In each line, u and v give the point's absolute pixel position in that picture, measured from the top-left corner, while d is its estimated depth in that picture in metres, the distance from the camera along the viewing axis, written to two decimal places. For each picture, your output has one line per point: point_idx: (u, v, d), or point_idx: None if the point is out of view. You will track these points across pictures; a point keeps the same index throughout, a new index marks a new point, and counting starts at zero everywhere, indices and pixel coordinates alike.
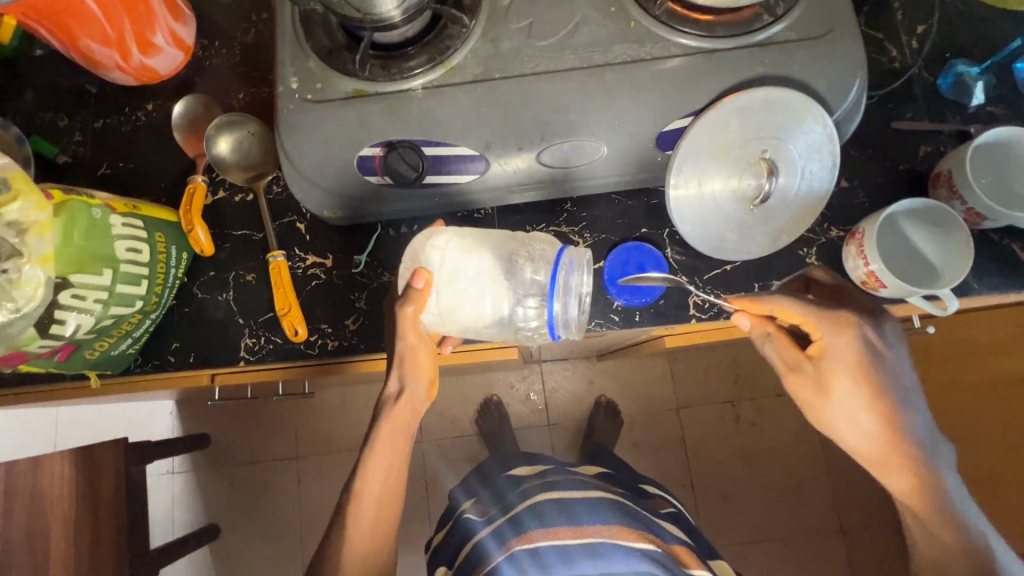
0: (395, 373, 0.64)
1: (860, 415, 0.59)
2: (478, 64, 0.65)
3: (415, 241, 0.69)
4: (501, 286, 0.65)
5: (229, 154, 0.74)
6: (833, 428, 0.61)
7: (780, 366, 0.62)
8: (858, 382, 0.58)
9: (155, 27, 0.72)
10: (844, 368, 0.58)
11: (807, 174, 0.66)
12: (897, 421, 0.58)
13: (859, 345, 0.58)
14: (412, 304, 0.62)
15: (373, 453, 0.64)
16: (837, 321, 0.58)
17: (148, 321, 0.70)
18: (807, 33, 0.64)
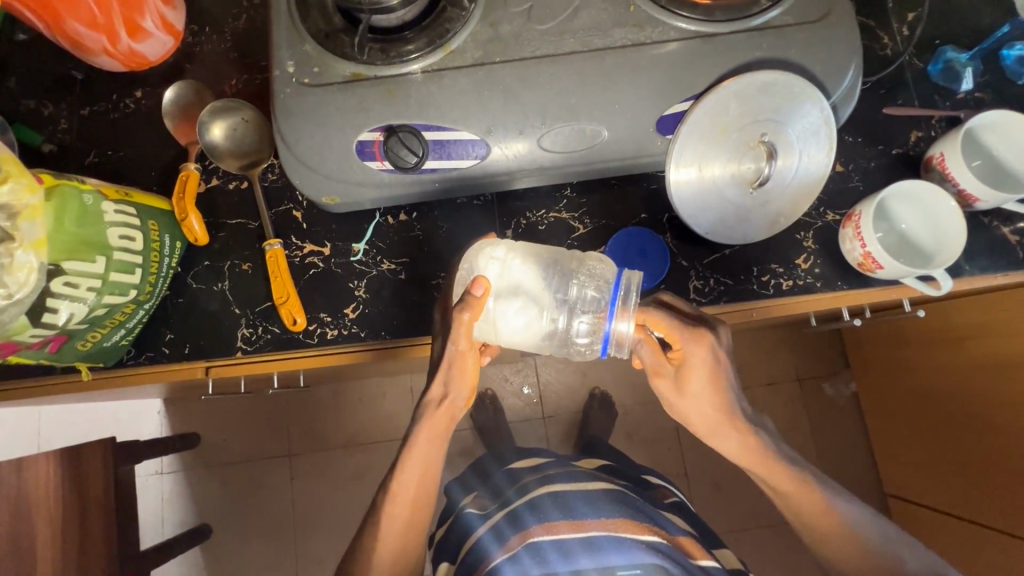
0: (442, 377, 0.64)
1: (703, 405, 0.65)
2: (478, 47, 0.65)
3: (472, 245, 0.70)
4: (555, 303, 0.67)
5: (222, 141, 0.73)
6: (681, 414, 0.67)
7: (646, 365, 0.66)
8: (708, 382, 0.63)
9: (144, 11, 0.70)
10: (696, 371, 0.63)
11: (804, 157, 0.67)
12: (732, 407, 0.64)
13: (710, 353, 0.62)
14: (469, 311, 0.59)
15: (409, 454, 0.65)
16: (696, 333, 0.61)
17: (142, 311, 0.69)
18: (803, 17, 0.65)
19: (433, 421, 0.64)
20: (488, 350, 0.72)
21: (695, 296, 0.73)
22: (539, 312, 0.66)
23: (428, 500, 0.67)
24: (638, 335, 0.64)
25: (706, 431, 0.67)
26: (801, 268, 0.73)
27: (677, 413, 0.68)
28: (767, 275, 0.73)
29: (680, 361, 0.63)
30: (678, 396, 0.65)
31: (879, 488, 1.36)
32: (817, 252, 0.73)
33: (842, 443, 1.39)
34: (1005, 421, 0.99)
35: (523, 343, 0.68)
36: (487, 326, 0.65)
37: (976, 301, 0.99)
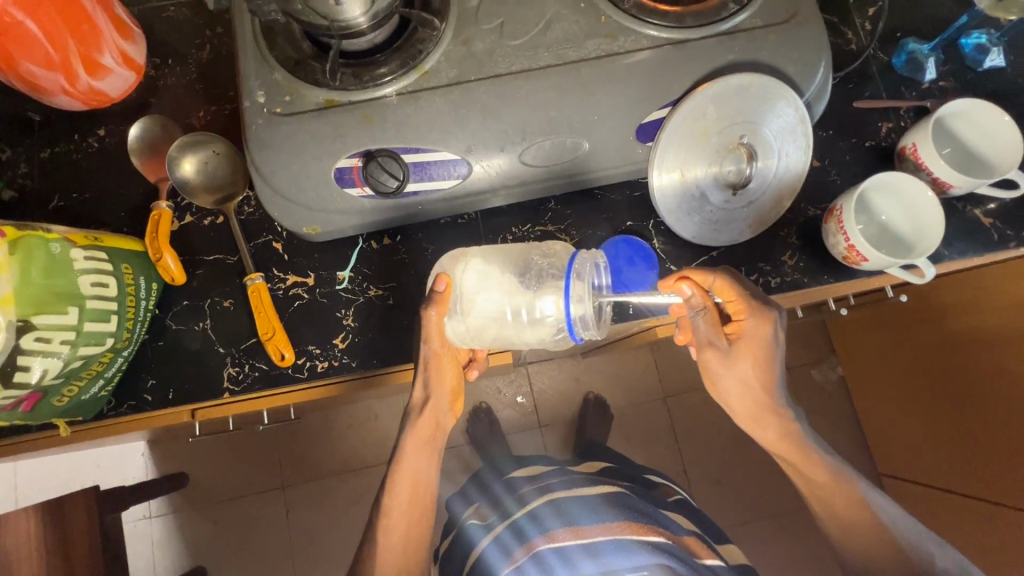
0: (421, 380, 0.66)
1: (747, 384, 0.67)
2: (452, 66, 0.64)
3: (445, 256, 0.71)
4: (519, 294, 0.66)
5: (194, 176, 0.71)
6: (722, 389, 0.69)
7: (699, 335, 0.66)
8: (761, 359, 0.65)
9: (103, 47, 0.69)
10: (755, 347, 0.64)
11: (783, 157, 0.67)
12: (774, 387, 0.66)
13: (771, 332, 0.64)
14: (435, 307, 0.63)
15: (401, 467, 0.65)
16: (760, 309, 0.63)
17: (121, 358, 0.66)
18: (770, 19, 0.65)
19: (417, 436, 0.66)
20: (475, 364, 0.74)
21: None
22: (513, 309, 0.65)
23: (428, 525, 0.66)
24: (703, 300, 0.64)
25: (737, 403, 0.69)
26: (787, 265, 0.73)
27: (707, 379, 0.69)
28: (756, 274, 0.72)
29: (741, 333, 0.64)
30: (726, 371, 0.66)
31: (875, 468, 1.38)
32: (801, 248, 0.73)
33: (835, 428, 1.41)
34: (997, 389, 1.00)
35: (509, 343, 0.68)
36: (459, 325, 0.67)
37: (954, 280, 1.04)
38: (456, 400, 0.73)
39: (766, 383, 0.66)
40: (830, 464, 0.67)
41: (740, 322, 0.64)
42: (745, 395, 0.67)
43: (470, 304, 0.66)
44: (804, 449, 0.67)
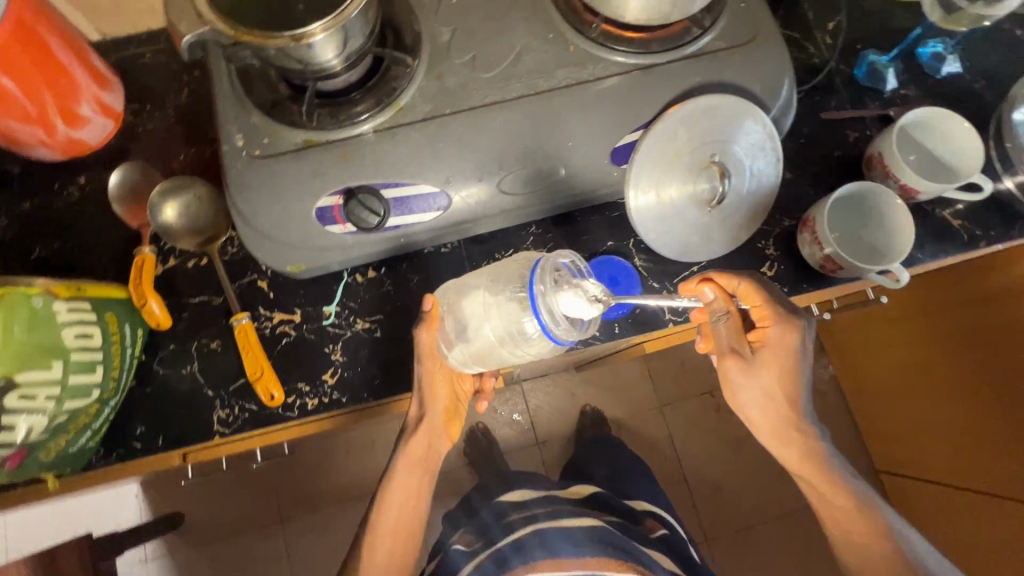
0: (416, 399, 0.68)
1: (766, 397, 0.65)
2: (427, 101, 0.65)
3: (448, 282, 0.72)
4: (494, 315, 0.64)
5: (176, 220, 0.71)
6: (741, 400, 0.67)
7: (721, 342, 0.65)
8: (785, 372, 0.63)
9: (80, 97, 0.70)
10: (778, 355, 0.63)
11: (755, 173, 0.69)
12: (794, 400, 0.64)
13: (796, 340, 0.62)
14: (426, 328, 0.65)
15: (390, 484, 0.69)
16: (787, 316, 0.62)
17: (108, 408, 0.65)
18: (733, 40, 0.67)
19: (409, 458, 0.69)
20: (484, 394, 0.82)
21: (671, 316, 0.73)
22: (488, 330, 0.65)
23: (413, 541, 0.70)
24: (726, 304, 0.65)
25: (757, 414, 0.66)
26: (767, 275, 0.74)
27: (726, 386, 0.67)
28: None
29: (764, 342, 0.63)
30: (746, 381, 0.65)
31: (871, 467, 1.39)
32: (780, 258, 0.74)
33: (830, 429, 1.42)
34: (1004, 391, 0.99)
35: (490, 357, 0.68)
36: (456, 355, 0.71)
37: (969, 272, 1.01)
38: (451, 423, 0.75)
39: (787, 397, 0.64)
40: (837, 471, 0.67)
41: (764, 330, 0.63)
42: (768, 405, 0.65)
43: (464, 327, 0.67)
44: (811, 461, 0.67)
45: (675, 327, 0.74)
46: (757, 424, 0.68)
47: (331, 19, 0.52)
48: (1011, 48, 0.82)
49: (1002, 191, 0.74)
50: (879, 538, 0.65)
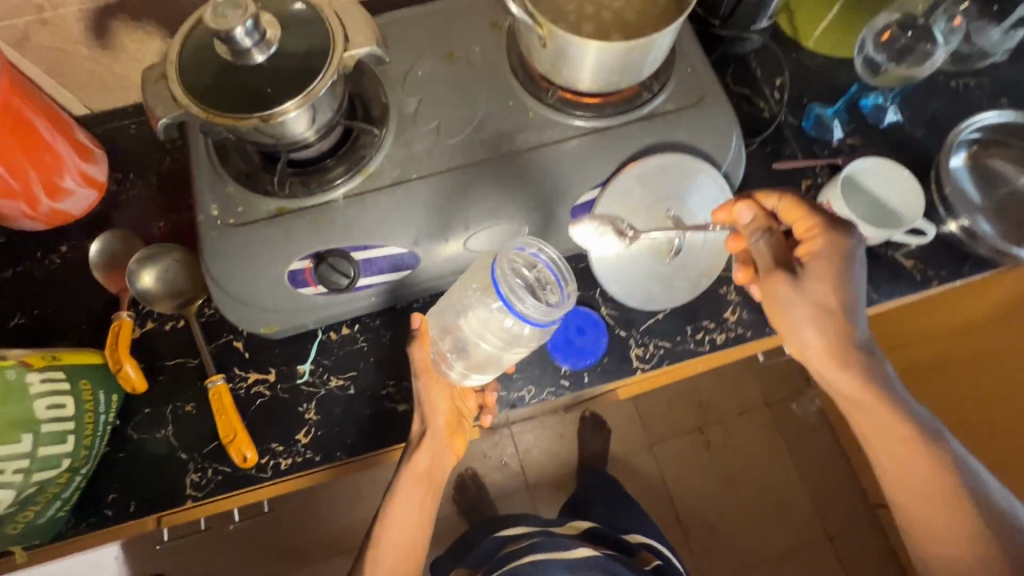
0: (417, 414, 0.70)
1: (819, 322, 0.61)
2: (394, 167, 0.69)
3: (441, 299, 0.71)
4: (478, 333, 0.67)
5: (154, 285, 0.73)
6: (790, 324, 0.63)
7: (763, 260, 0.64)
8: (839, 282, 0.60)
9: (63, 171, 0.73)
10: (830, 264, 0.60)
11: (709, 224, 0.73)
12: (851, 316, 0.61)
13: (844, 246, 0.61)
14: (418, 346, 0.68)
15: (394, 502, 0.70)
16: (833, 224, 0.62)
17: (79, 477, 0.65)
18: (683, 102, 0.71)
19: (413, 473, 0.70)
20: (489, 409, 0.74)
21: (639, 364, 0.74)
22: (477, 343, 0.68)
23: (414, 560, 0.71)
24: (766, 220, 0.65)
25: (812, 334, 0.62)
26: (730, 320, 0.76)
27: (772, 302, 0.63)
28: (701, 331, 0.75)
29: (813, 254, 0.61)
30: (798, 295, 0.61)
31: None
32: (743, 303, 0.77)
33: None
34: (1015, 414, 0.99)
35: (495, 362, 0.69)
36: (459, 369, 0.72)
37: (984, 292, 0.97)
38: (454, 436, 0.75)
39: (842, 309, 0.60)
40: (891, 401, 0.64)
41: (811, 241, 0.62)
42: (823, 319, 0.61)
43: (457, 342, 0.70)
44: (865, 387, 0.63)
45: (644, 374, 0.75)
46: (806, 345, 0.63)
47: (302, 98, 0.56)
48: (948, 98, 0.87)
49: (948, 233, 0.78)
50: (939, 469, 0.64)
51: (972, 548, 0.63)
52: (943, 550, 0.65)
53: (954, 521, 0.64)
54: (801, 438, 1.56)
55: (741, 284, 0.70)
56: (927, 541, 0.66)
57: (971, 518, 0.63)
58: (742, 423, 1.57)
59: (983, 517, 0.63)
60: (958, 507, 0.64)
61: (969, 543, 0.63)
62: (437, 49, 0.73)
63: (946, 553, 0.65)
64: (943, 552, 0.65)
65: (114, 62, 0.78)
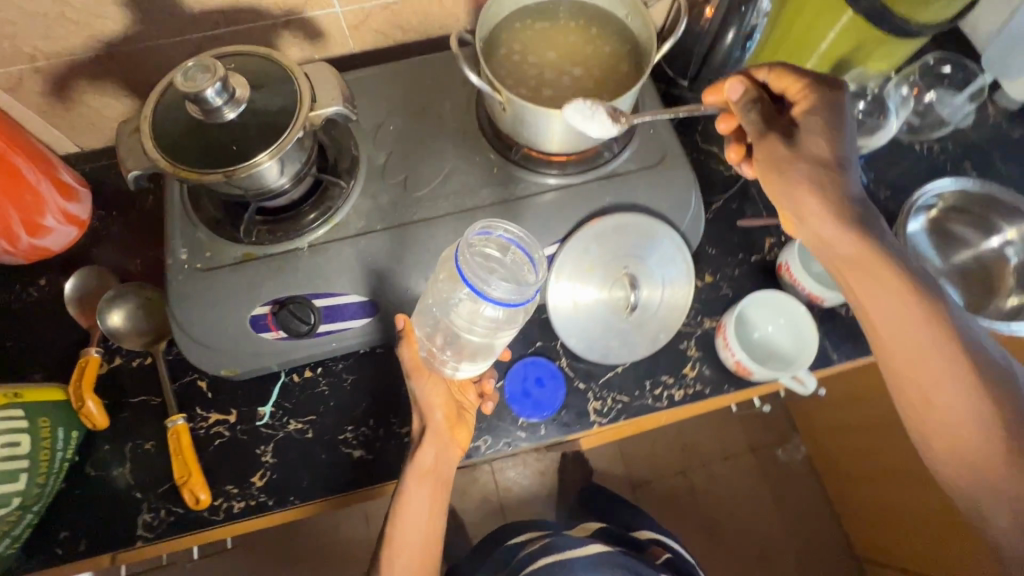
0: (416, 409, 0.70)
1: (820, 194, 0.55)
2: (360, 218, 0.71)
3: (423, 296, 0.69)
4: (465, 327, 0.66)
5: (122, 323, 0.75)
6: (789, 195, 0.57)
7: (754, 130, 0.59)
8: (835, 133, 0.56)
9: (45, 211, 0.75)
10: (825, 125, 0.56)
11: (667, 280, 0.75)
12: (850, 185, 0.56)
13: (834, 104, 0.58)
14: (406, 347, 0.67)
15: (404, 501, 0.68)
16: (824, 85, 0.58)
17: (30, 514, 0.66)
18: (643, 163, 0.74)
19: (418, 471, 0.68)
20: (489, 396, 0.74)
21: (596, 418, 0.74)
22: (466, 337, 0.67)
23: (434, 556, 0.70)
24: (757, 92, 0.61)
25: (821, 222, 0.56)
26: (689, 376, 0.76)
27: (775, 165, 0.57)
28: (660, 387, 0.76)
29: (809, 114, 0.57)
30: (795, 152, 0.56)
31: None
32: (702, 360, 0.77)
33: None
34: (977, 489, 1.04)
35: (492, 349, 0.67)
36: (454, 362, 0.70)
37: None
38: (456, 429, 0.71)
39: (842, 163, 0.56)
40: (908, 277, 0.56)
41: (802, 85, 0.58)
42: (819, 175, 0.55)
43: (444, 334, 0.69)
44: (876, 250, 0.55)
45: (602, 428, 0.75)
46: (810, 221, 0.57)
47: (275, 147, 0.58)
48: (913, 161, 0.89)
49: None
50: (948, 342, 0.53)
51: (1007, 450, 0.51)
52: (969, 463, 0.53)
53: (974, 405, 0.52)
54: (786, 485, 1.53)
55: (732, 165, 0.69)
56: (950, 450, 0.54)
57: (1004, 419, 0.52)
58: (727, 467, 1.55)
59: (1015, 425, 0.52)
60: (986, 402, 0.52)
61: (990, 445, 0.52)
62: (410, 105, 0.77)
63: (972, 456, 0.53)
64: (967, 466, 0.53)
65: (103, 106, 0.81)
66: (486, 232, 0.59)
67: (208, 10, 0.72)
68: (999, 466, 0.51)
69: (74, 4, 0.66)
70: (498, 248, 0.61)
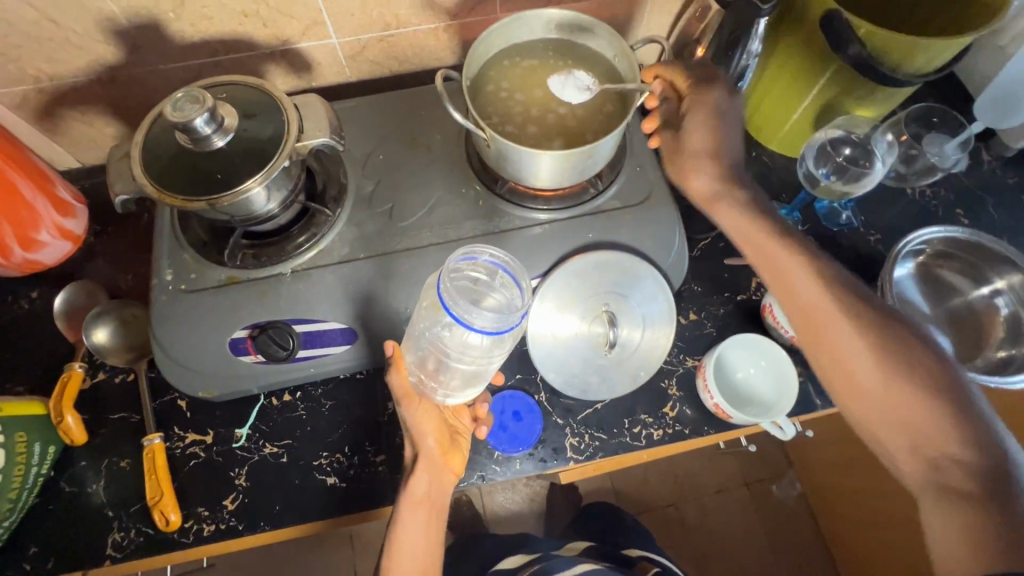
0: (408, 434, 0.68)
1: (710, 178, 0.66)
2: (344, 246, 0.72)
3: (411, 323, 0.68)
4: (456, 353, 0.65)
5: (106, 340, 0.76)
6: (683, 181, 0.68)
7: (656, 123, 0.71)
8: (714, 126, 0.65)
9: (39, 226, 0.77)
10: (703, 115, 0.66)
11: (648, 318, 0.75)
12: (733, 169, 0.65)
13: (716, 97, 0.66)
14: (396, 373, 0.64)
15: (400, 529, 0.64)
16: (709, 81, 0.67)
17: (1, 529, 0.66)
18: (628, 200, 0.74)
19: (412, 498, 0.65)
20: (482, 420, 0.74)
21: (573, 455, 0.74)
22: (458, 363, 0.66)
23: None
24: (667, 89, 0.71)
25: (721, 207, 0.66)
26: (668, 416, 0.76)
27: (684, 167, 0.68)
28: (638, 426, 0.75)
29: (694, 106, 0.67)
30: (682, 148, 0.67)
31: None
32: (683, 400, 0.76)
33: None
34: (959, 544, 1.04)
35: (483, 373, 0.67)
36: (446, 387, 0.69)
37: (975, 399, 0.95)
38: (450, 455, 0.70)
39: (719, 153, 0.66)
40: (788, 244, 0.63)
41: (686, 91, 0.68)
42: (700, 98, 0.66)
43: (435, 359, 0.68)
44: (756, 228, 0.64)
45: (579, 465, 0.75)
46: (715, 207, 0.66)
47: (263, 173, 0.60)
48: (904, 206, 0.88)
49: None
50: (844, 305, 0.59)
51: (899, 390, 0.54)
52: (871, 409, 0.56)
53: (862, 352, 0.56)
54: (780, 524, 1.50)
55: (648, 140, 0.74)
56: (850, 398, 0.58)
57: (892, 364, 0.55)
58: (720, 500, 1.52)
59: (905, 368, 0.55)
60: (877, 348, 0.56)
61: (884, 387, 0.55)
62: (400, 135, 0.78)
63: (870, 402, 0.56)
64: (870, 411, 0.56)
65: (104, 126, 0.84)
66: (471, 258, 0.59)
67: (207, 38, 0.74)
68: (895, 407, 0.54)
69: (77, 29, 0.69)
70: (484, 274, 0.60)
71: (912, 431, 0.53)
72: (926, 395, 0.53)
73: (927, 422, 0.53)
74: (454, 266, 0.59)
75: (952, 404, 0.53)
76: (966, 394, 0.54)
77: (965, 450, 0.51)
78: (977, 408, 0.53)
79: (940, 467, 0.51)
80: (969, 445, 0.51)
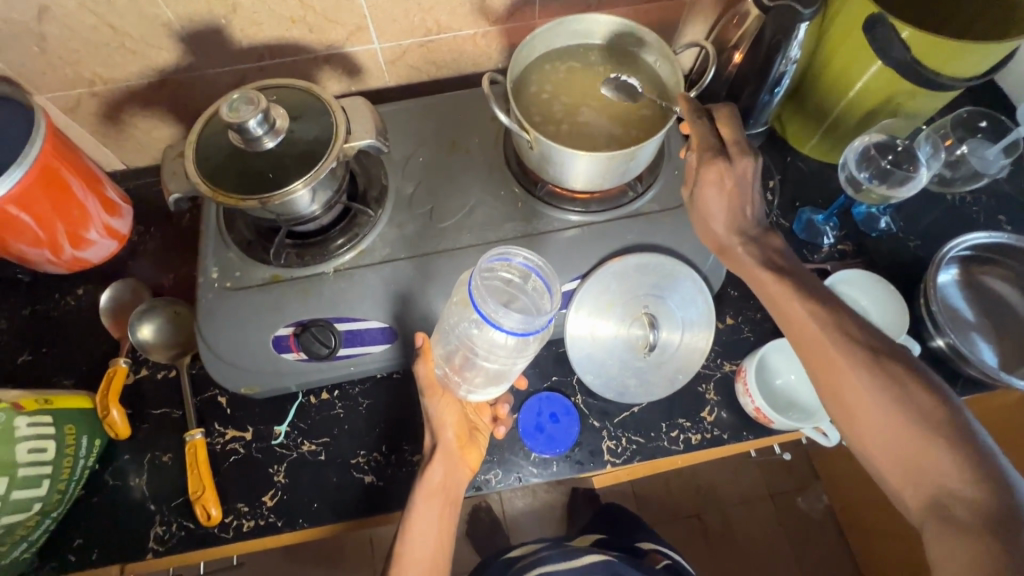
0: (428, 426, 0.69)
1: (719, 219, 0.65)
2: (385, 246, 0.72)
3: (444, 316, 0.67)
4: (483, 354, 0.64)
5: (151, 337, 0.77)
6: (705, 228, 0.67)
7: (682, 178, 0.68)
8: (735, 199, 0.63)
9: (89, 225, 0.79)
10: (730, 185, 0.63)
11: (687, 321, 0.75)
12: (751, 222, 0.65)
13: (739, 174, 0.63)
14: (422, 362, 0.66)
15: (414, 515, 0.64)
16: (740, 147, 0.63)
17: (49, 520, 0.68)
18: (668, 203, 0.74)
19: (427, 487, 0.66)
20: (502, 421, 0.74)
21: (609, 458, 0.73)
22: (486, 362, 0.65)
23: None
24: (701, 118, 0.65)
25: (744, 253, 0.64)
26: (706, 420, 0.75)
27: (700, 215, 0.66)
28: (676, 430, 0.74)
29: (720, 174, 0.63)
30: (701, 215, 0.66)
31: None
32: (720, 405, 0.76)
33: None
34: None
35: (507, 374, 0.67)
36: (469, 384, 0.69)
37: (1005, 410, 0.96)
38: (467, 450, 0.70)
39: (739, 213, 0.64)
40: (800, 283, 0.61)
41: (696, 156, 0.64)
42: (711, 164, 0.62)
43: (460, 358, 0.67)
44: (765, 267, 0.62)
45: (615, 469, 0.74)
46: (731, 250, 0.65)
47: (310, 175, 0.60)
48: (945, 212, 0.87)
49: (935, 349, 0.76)
50: (854, 350, 0.55)
51: (906, 433, 0.50)
52: (877, 453, 0.52)
53: (870, 395, 0.53)
54: (806, 538, 1.46)
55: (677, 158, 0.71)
56: (861, 446, 0.54)
57: (902, 405, 0.51)
58: (745, 512, 1.50)
59: (914, 411, 0.51)
60: (885, 390, 0.52)
61: (891, 430, 0.51)
62: (440, 138, 0.79)
63: (881, 447, 0.52)
64: (877, 453, 0.52)
65: (151, 129, 0.86)
66: (505, 258, 0.59)
67: (255, 43, 0.76)
68: (904, 454, 0.50)
69: (134, 35, 0.71)
70: (517, 276, 0.61)
71: (921, 478, 0.49)
72: (935, 438, 0.49)
73: (936, 468, 0.48)
74: (488, 265, 0.60)
75: (965, 448, 0.48)
76: (981, 438, 0.49)
77: (976, 495, 0.46)
78: (992, 455, 0.48)
79: (949, 514, 0.47)
80: (983, 491, 0.46)
